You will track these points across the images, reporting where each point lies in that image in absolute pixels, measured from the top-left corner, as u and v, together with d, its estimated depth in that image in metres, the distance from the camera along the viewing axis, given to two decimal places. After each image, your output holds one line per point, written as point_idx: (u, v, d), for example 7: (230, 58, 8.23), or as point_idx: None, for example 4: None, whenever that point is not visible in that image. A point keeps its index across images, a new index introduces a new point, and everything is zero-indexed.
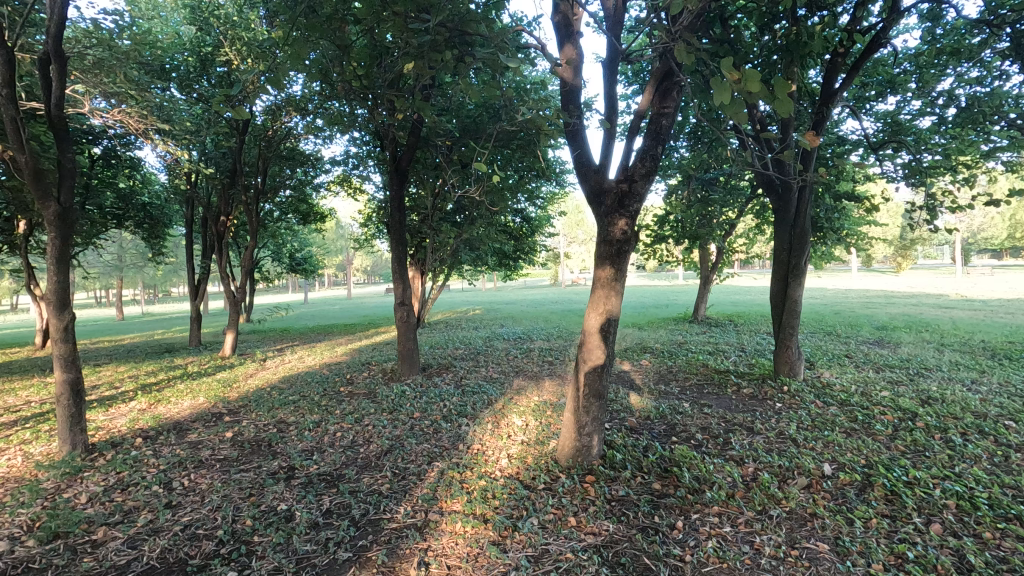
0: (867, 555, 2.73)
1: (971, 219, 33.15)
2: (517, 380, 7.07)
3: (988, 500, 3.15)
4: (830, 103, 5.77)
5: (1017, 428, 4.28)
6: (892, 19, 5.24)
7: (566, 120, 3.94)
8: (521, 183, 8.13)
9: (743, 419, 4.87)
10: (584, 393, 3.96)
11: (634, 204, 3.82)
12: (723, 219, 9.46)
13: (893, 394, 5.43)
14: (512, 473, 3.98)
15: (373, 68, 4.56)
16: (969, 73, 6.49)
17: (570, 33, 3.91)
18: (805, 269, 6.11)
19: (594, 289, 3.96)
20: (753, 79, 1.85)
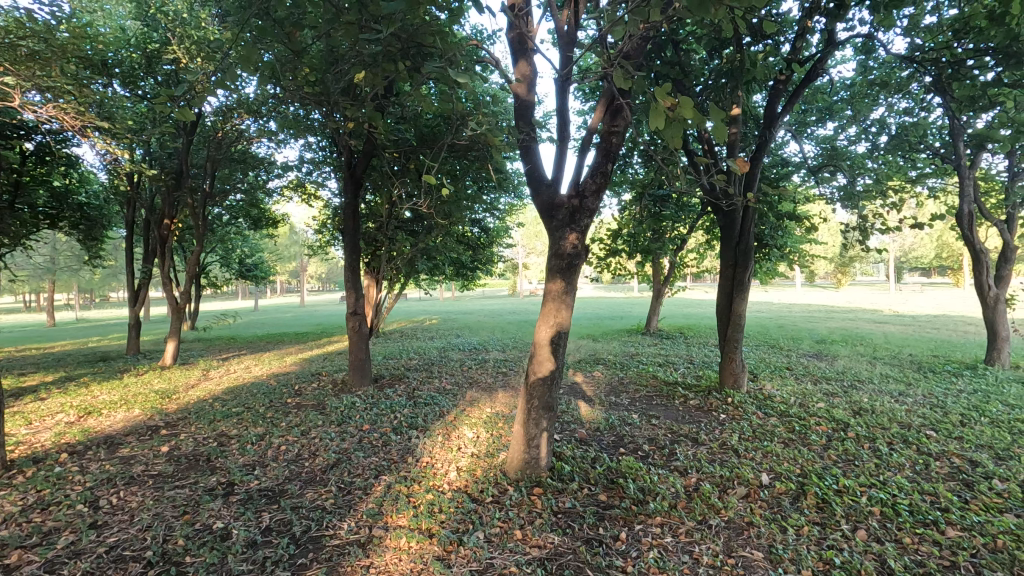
0: (797, 561, 2.85)
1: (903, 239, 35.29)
2: (470, 391, 7.03)
3: (909, 506, 3.34)
4: (773, 126, 6.01)
5: (937, 437, 4.57)
6: (829, 50, 5.56)
7: (518, 136, 3.99)
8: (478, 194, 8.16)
9: (689, 430, 5.00)
10: (534, 405, 3.98)
11: (585, 219, 3.90)
12: (674, 234, 9.74)
13: (828, 405, 5.70)
14: (460, 486, 3.95)
15: (325, 74, 4.50)
16: (898, 104, 6.96)
17: (525, 49, 3.95)
18: (748, 285, 6.35)
19: (544, 302, 4.00)
20: (686, 105, 1.93)
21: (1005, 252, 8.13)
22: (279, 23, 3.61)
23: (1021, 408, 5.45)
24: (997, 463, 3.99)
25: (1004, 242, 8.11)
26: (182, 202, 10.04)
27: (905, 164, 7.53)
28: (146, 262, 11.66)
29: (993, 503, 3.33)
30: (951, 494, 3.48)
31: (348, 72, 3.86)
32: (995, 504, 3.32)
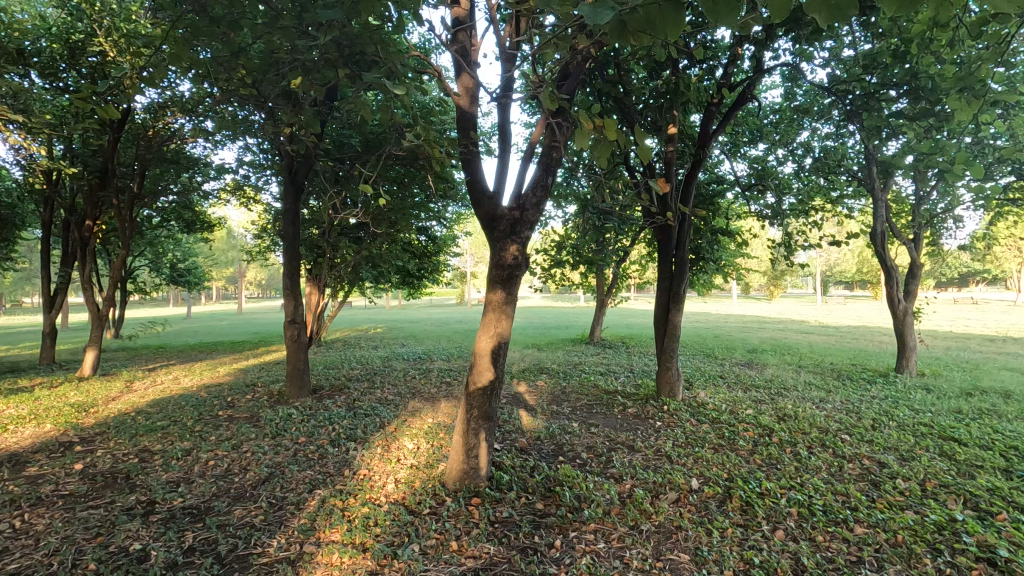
0: (721, 562, 2.99)
1: (828, 255, 37.67)
2: (412, 401, 6.94)
3: (823, 506, 3.57)
4: (706, 144, 6.29)
5: (851, 441, 4.90)
6: (757, 76, 5.89)
7: (462, 147, 3.99)
8: (425, 203, 8.12)
9: (626, 437, 5.14)
10: (474, 415, 4.00)
11: (526, 231, 3.97)
12: (617, 247, 10.00)
13: (755, 412, 6.00)
14: (397, 498, 3.89)
15: (263, 77, 4.38)
16: (821, 130, 7.44)
17: (468, 62, 3.98)
18: (684, 296, 6.61)
19: (485, 312, 4.04)
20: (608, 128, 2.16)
21: (912, 269, 8.85)
22: (213, 22, 3.50)
23: (924, 413, 5.92)
24: (902, 464, 4.32)
25: (911, 260, 8.84)
26: (106, 202, 9.44)
27: (826, 185, 8.08)
28: (63, 265, 10.86)
29: (895, 501, 3.60)
30: (860, 494, 3.74)
31: (286, 75, 3.77)
32: (897, 502, 3.59)
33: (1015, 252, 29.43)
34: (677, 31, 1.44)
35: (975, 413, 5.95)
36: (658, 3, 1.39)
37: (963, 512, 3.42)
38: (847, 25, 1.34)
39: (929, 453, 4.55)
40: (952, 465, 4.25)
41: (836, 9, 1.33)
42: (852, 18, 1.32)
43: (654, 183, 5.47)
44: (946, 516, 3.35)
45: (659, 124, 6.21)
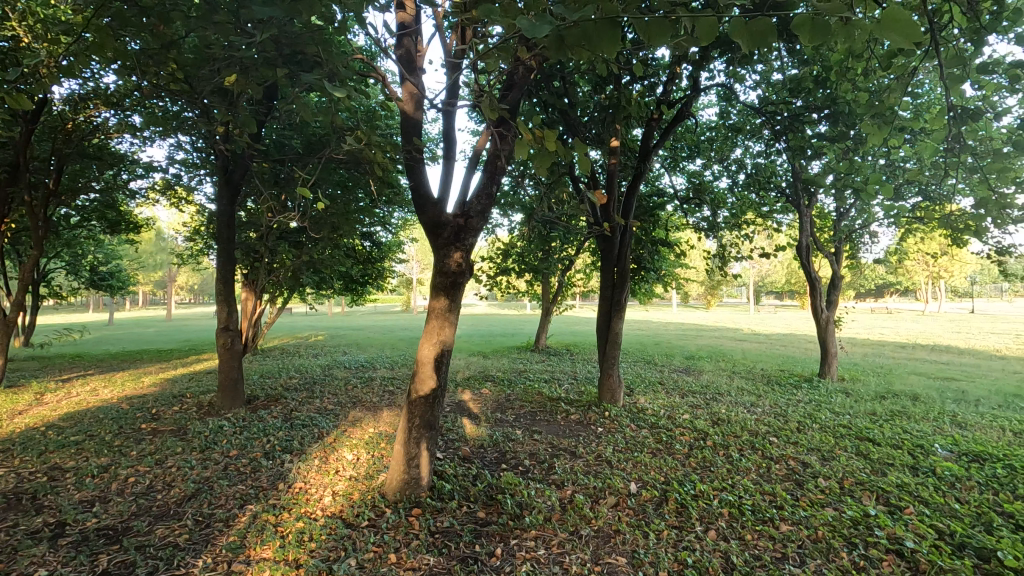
0: (656, 564, 3.07)
1: (761, 266, 39.71)
2: (353, 411, 6.75)
3: (752, 506, 3.74)
4: (647, 158, 6.50)
5: (778, 443, 5.17)
6: (694, 95, 6.15)
7: (406, 152, 3.94)
8: (369, 208, 7.96)
9: (568, 444, 5.22)
10: (415, 424, 3.94)
11: (470, 238, 3.97)
12: (562, 255, 10.15)
13: (692, 416, 6.23)
14: (334, 511, 3.77)
15: (196, 73, 4.18)
16: (753, 148, 7.84)
17: (413, 67, 3.94)
18: (625, 304, 6.79)
19: (428, 319, 4.00)
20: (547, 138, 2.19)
21: (833, 280, 9.47)
22: (139, 12, 3.30)
23: (843, 415, 6.32)
24: (823, 463, 4.59)
25: (832, 272, 9.46)
26: (17, 199, 8.71)
27: (757, 200, 8.53)
28: None
29: (816, 499, 3.82)
30: (785, 493, 3.94)
31: (220, 72, 3.61)
32: (818, 499, 3.81)
33: (923, 265, 32.07)
34: (612, 48, 1.49)
35: (887, 414, 6.40)
36: (594, 21, 1.43)
37: (876, 507, 3.67)
38: (767, 48, 1.43)
39: (847, 453, 4.86)
40: (867, 463, 4.56)
41: (758, 35, 1.42)
42: (772, 43, 1.40)
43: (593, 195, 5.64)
44: (861, 512, 3.58)
45: (603, 137, 6.38)
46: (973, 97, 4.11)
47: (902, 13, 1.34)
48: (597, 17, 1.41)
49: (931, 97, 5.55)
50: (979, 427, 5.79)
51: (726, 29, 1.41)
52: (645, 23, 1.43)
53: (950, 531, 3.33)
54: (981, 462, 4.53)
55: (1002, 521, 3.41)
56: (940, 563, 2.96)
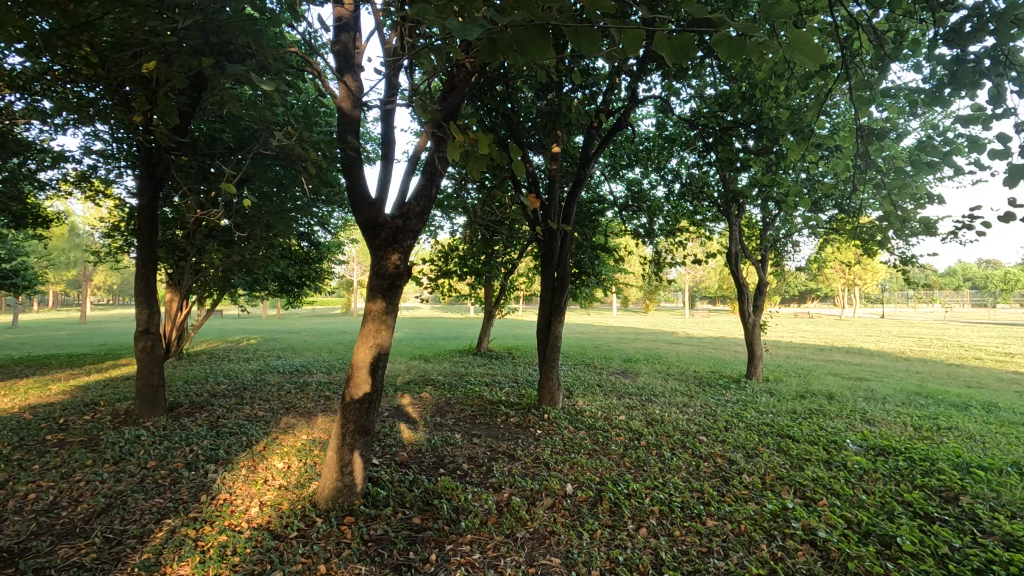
0: (588, 563, 3.12)
1: (695, 272, 41.43)
2: (286, 417, 6.49)
3: (681, 503, 3.88)
4: (587, 164, 6.62)
5: (707, 442, 5.38)
6: (632, 105, 6.32)
7: (343, 150, 3.84)
8: (306, 207, 7.69)
9: (506, 447, 5.23)
10: (350, 429, 3.84)
11: (408, 240, 3.90)
12: (504, 258, 10.18)
13: (627, 417, 6.39)
14: (261, 522, 3.61)
15: (112, 58, 3.89)
16: (687, 158, 8.15)
17: (351, 65, 3.85)
18: (565, 307, 6.89)
19: (364, 322, 3.91)
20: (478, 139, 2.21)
21: (760, 286, 10.00)
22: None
23: (767, 414, 6.68)
24: (747, 460, 4.82)
25: (759, 278, 9.99)
26: None
27: (691, 209, 8.89)
28: None
29: (740, 494, 4.01)
30: (712, 490, 4.12)
31: (139, 59, 3.38)
32: (742, 495, 4.00)
33: (840, 273, 34.50)
34: (544, 53, 1.52)
35: (806, 412, 6.84)
36: (525, 26, 1.45)
37: (793, 500, 3.89)
38: (688, 59, 1.49)
39: (769, 450, 5.13)
40: (786, 459, 4.84)
41: (681, 50, 1.48)
42: (692, 57, 1.46)
43: (524, 200, 5.72)
44: (779, 505, 3.80)
45: (544, 144, 6.45)
46: (881, 119, 4.45)
47: (808, 38, 1.43)
48: (527, 25, 1.43)
49: (844, 118, 5.97)
50: (885, 422, 6.27)
51: (650, 43, 1.46)
52: (574, 33, 1.46)
53: (857, 520, 3.58)
54: (886, 456, 4.90)
55: (902, 509, 3.70)
56: (848, 550, 3.18)
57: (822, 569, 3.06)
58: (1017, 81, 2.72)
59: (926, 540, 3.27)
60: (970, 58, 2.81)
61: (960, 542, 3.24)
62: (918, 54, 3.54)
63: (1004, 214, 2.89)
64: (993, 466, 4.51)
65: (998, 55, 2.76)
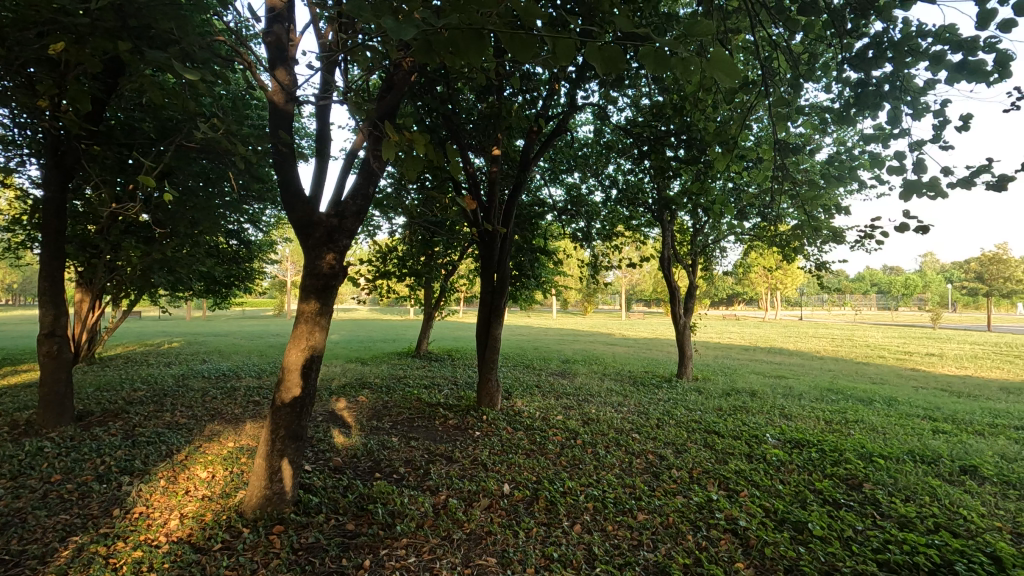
0: (523, 561, 3.17)
1: (631, 275, 42.76)
2: (210, 424, 6.15)
3: (614, 499, 4.00)
4: (527, 168, 6.71)
5: (639, 439, 5.58)
6: (571, 111, 6.45)
7: (274, 145, 3.69)
8: (235, 204, 7.33)
9: (444, 449, 5.20)
10: (280, 435, 3.71)
11: (343, 239, 3.82)
12: (444, 260, 10.11)
13: (565, 417, 6.52)
14: (181, 536, 3.42)
15: (12, 35, 3.56)
16: (623, 165, 8.40)
17: (284, 57, 3.72)
18: (504, 309, 6.93)
19: (296, 324, 3.78)
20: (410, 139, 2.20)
21: (690, 289, 10.46)
22: None
23: (695, 411, 7.01)
24: (676, 456, 5.04)
25: (689, 282, 10.45)
26: None
27: (627, 215, 9.19)
28: None
29: (669, 488, 4.19)
30: (643, 485, 4.28)
31: (45, 40, 3.12)
32: (671, 488, 4.18)
33: (763, 277, 36.65)
34: (480, 55, 1.54)
35: (730, 409, 7.23)
36: (461, 29, 1.47)
37: (717, 492, 4.11)
38: (618, 71, 1.56)
39: (696, 445, 5.38)
40: (712, 453, 5.10)
41: (611, 61, 1.53)
42: (621, 69, 1.52)
43: (462, 202, 5.69)
44: (705, 497, 3.99)
45: (485, 146, 6.46)
46: (797, 135, 4.77)
47: (724, 55, 1.52)
48: (462, 27, 1.44)
49: (765, 132, 6.37)
50: (800, 417, 6.72)
51: (582, 52, 1.51)
52: (508, 37, 1.48)
53: (774, 508, 3.82)
54: (800, 448, 5.26)
55: (813, 497, 3.98)
56: (764, 537, 3.39)
57: (742, 556, 3.24)
58: (911, 105, 3.01)
59: (833, 525, 3.54)
60: (872, 82, 3.07)
61: (862, 525, 3.53)
62: (827, 76, 3.84)
63: (901, 225, 3.18)
64: (891, 454, 4.94)
65: (895, 81, 3.03)
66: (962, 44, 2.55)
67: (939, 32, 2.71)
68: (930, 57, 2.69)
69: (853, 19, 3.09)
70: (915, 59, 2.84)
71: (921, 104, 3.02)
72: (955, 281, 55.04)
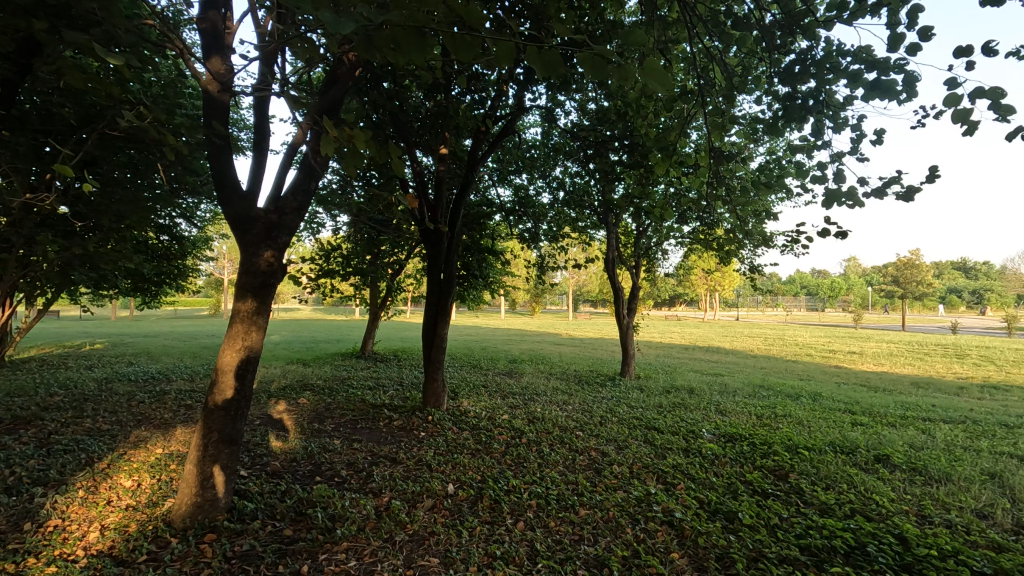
0: (466, 560, 3.18)
1: (578, 277, 43.49)
2: (137, 430, 5.80)
3: (557, 495, 4.07)
4: (474, 167, 6.70)
5: (583, 437, 5.70)
6: (519, 113, 6.49)
7: (208, 136, 3.54)
8: (166, 197, 6.95)
9: (388, 450, 5.12)
10: (213, 439, 3.56)
11: (283, 236, 3.70)
12: (390, 259, 9.95)
13: (510, 416, 6.57)
14: (102, 548, 3.22)
15: None
16: (570, 168, 8.52)
17: (219, 45, 3.57)
18: (450, 309, 6.90)
19: (231, 324, 3.64)
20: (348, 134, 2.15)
21: (633, 290, 10.75)
22: None
23: (637, 408, 7.22)
24: (618, 452, 5.17)
25: (633, 283, 10.75)
26: None
27: (574, 216, 9.33)
28: None
29: (610, 483, 4.30)
30: (586, 481, 4.37)
31: None
32: (612, 484, 4.29)
33: (703, 279, 38.12)
34: (422, 54, 1.53)
35: (670, 406, 7.49)
36: (402, 27, 1.46)
37: (655, 486, 4.25)
38: (558, 75, 1.59)
39: (637, 441, 5.55)
40: (651, 449, 5.27)
41: (551, 64, 1.57)
42: (559, 74, 1.56)
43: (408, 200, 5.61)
44: (644, 491, 4.12)
45: (431, 145, 6.40)
46: (732, 144, 5.00)
47: (657, 65, 1.58)
48: (403, 25, 1.44)
49: (703, 139, 6.63)
50: (734, 413, 7.05)
51: (522, 56, 1.53)
52: (451, 38, 1.50)
53: (708, 500, 3.99)
54: (734, 442, 5.52)
55: (744, 488, 4.19)
56: (698, 527, 3.54)
57: (677, 546, 3.38)
58: (832, 119, 3.22)
59: (760, 513, 3.74)
60: (799, 96, 3.26)
61: (787, 513, 3.74)
62: (759, 89, 4.05)
63: (822, 231, 3.40)
64: (815, 446, 5.27)
65: (819, 96, 3.24)
66: (877, 63, 2.75)
67: (857, 52, 2.91)
68: (848, 75, 2.89)
69: (781, 36, 3.28)
70: (836, 76, 3.04)
71: (841, 119, 3.24)
72: (874, 285, 59.15)
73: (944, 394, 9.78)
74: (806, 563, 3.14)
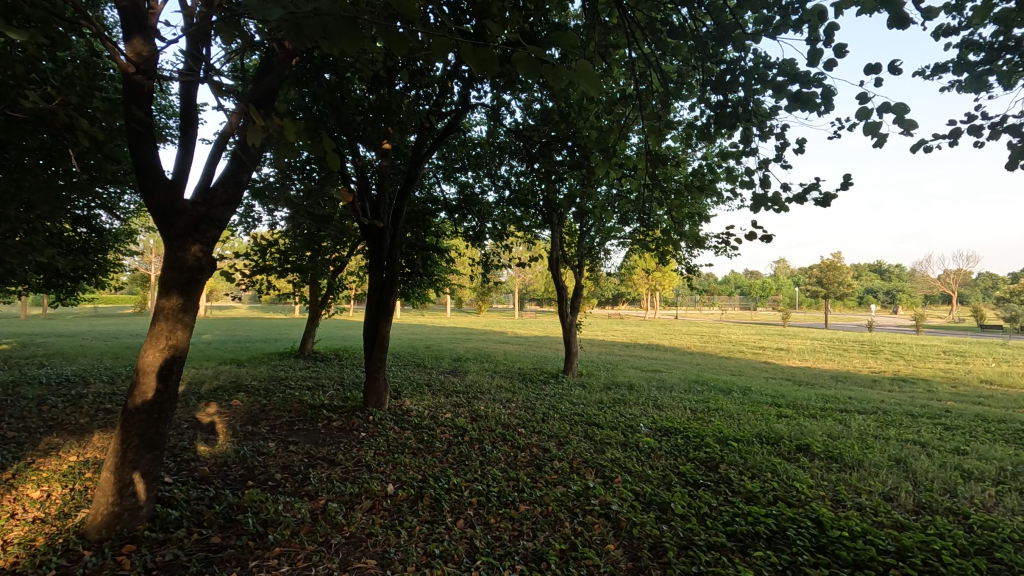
0: (404, 560, 3.14)
1: (524, 275, 43.74)
2: (48, 437, 5.37)
3: (498, 492, 4.09)
4: (418, 163, 6.62)
5: (525, 434, 5.74)
6: (464, 110, 6.45)
7: (127, 123, 3.29)
8: (83, 186, 6.47)
9: (326, 452, 4.98)
10: (132, 444, 3.35)
11: (211, 230, 3.54)
12: (331, 255, 9.68)
13: (453, 415, 6.53)
14: (3, 565, 2.96)
15: None
16: (515, 167, 8.55)
17: (141, 26, 3.35)
18: (393, 307, 6.77)
19: (154, 322, 3.44)
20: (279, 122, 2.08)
21: (576, 289, 10.92)
22: None
23: (579, 405, 7.35)
24: (559, 447, 5.25)
25: (576, 282, 10.93)
26: None
27: (518, 216, 9.37)
28: None
29: (550, 479, 4.36)
30: (526, 477, 4.41)
31: None
32: (552, 479, 4.37)
33: (644, 278, 39.24)
34: (353, 45, 1.51)
35: (610, 402, 7.67)
36: (333, 16, 1.44)
37: (593, 480, 4.35)
38: (495, 73, 1.59)
39: (577, 437, 5.66)
40: (591, 444, 5.39)
41: (485, 62, 1.57)
42: (494, 71, 1.57)
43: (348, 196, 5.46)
44: (582, 485, 4.22)
45: (373, 139, 6.27)
46: (669, 148, 5.17)
47: (588, 67, 1.62)
48: (333, 14, 1.41)
49: (643, 143, 6.82)
50: (671, 407, 7.31)
51: (457, 53, 1.53)
52: (384, 32, 1.48)
53: (643, 492, 4.13)
54: (669, 435, 5.72)
55: (677, 479, 4.36)
56: (633, 518, 3.65)
57: (613, 537, 3.47)
58: (759, 127, 3.40)
59: (691, 503, 3.90)
60: (729, 105, 3.42)
61: (716, 502, 3.92)
62: (693, 96, 4.22)
63: (750, 233, 3.59)
64: (743, 438, 5.55)
65: (747, 104, 3.41)
66: (798, 76, 2.93)
67: (782, 65, 3.09)
68: (774, 86, 3.06)
69: (714, 46, 3.42)
70: (762, 86, 3.21)
71: (767, 127, 3.43)
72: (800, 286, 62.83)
73: (860, 387, 10.52)
74: (731, 549, 3.30)
